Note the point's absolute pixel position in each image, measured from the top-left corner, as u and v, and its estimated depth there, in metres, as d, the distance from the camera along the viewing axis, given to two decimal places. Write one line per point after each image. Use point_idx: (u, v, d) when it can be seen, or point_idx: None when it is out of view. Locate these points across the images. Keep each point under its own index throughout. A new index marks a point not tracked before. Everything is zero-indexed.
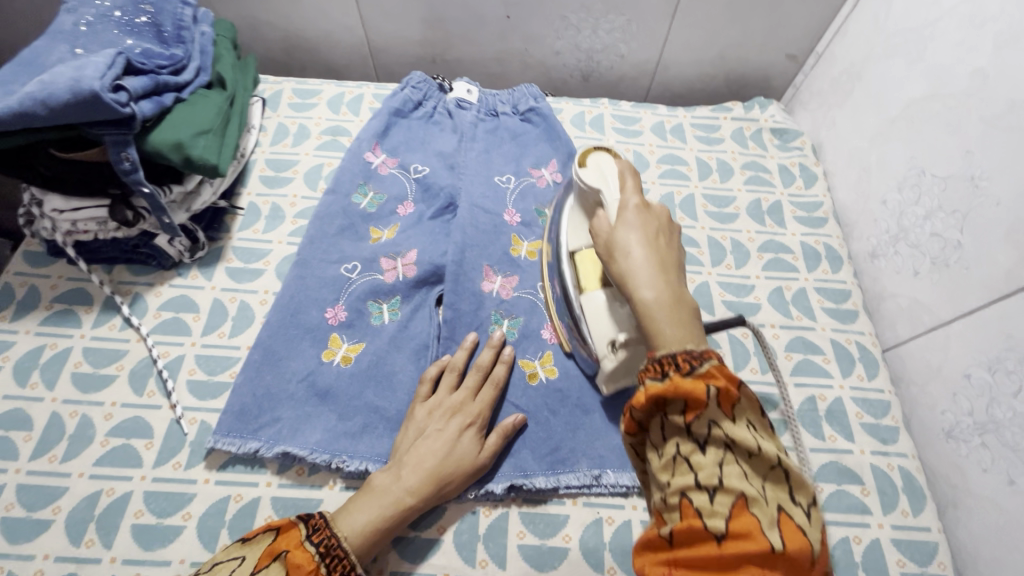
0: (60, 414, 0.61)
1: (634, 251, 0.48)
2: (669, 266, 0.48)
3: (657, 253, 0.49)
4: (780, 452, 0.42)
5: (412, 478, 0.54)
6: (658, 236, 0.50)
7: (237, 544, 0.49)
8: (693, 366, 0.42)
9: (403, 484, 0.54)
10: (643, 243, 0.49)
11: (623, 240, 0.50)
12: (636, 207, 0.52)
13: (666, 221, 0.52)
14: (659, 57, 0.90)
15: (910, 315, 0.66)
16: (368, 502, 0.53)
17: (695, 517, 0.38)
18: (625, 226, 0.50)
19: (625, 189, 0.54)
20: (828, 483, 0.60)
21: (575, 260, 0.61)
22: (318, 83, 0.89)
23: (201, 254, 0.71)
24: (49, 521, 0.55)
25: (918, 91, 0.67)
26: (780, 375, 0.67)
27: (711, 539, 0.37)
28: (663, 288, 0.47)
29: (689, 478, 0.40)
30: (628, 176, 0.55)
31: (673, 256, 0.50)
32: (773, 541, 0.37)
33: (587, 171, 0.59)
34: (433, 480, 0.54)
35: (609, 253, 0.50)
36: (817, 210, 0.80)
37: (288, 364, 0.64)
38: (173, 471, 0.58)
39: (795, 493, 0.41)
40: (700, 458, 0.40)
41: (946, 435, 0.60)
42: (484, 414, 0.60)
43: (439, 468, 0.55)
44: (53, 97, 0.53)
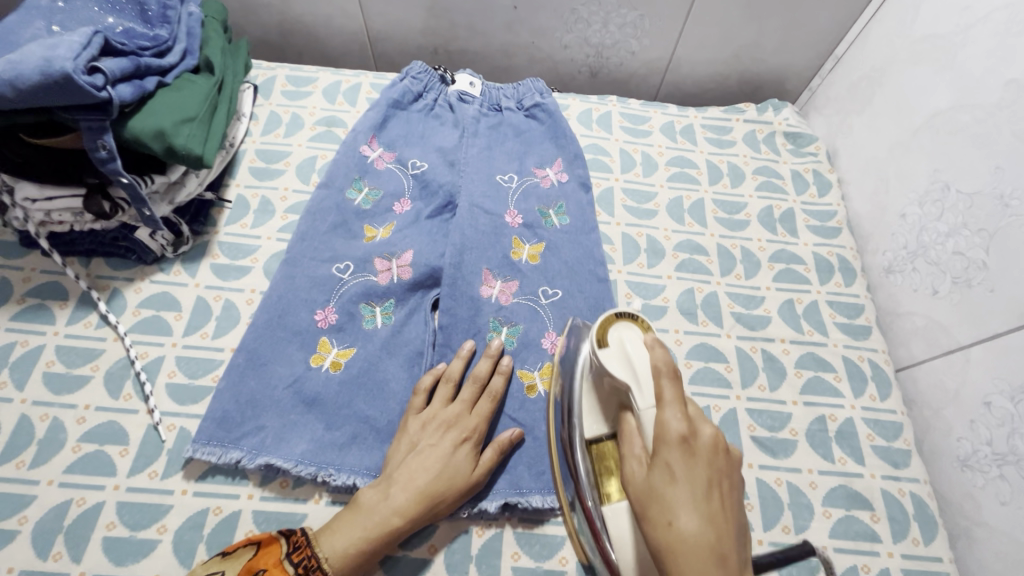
0: (29, 417, 0.57)
1: (682, 525, 0.37)
2: (729, 544, 0.37)
3: (711, 528, 0.37)
4: None
5: (401, 497, 0.51)
6: (711, 491, 0.38)
7: (217, 557, 0.48)
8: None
9: (392, 503, 0.51)
10: (692, 506, 0.37)
11: (668, 502, 0.38)
12: (681, 440, 0.39)
13: (722, 454, 0.40)
14: (671, 54, 0.86)
15: (926, 335, 0.64)
16: (353, 523, 0.50)
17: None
18: (665, 470, 0.39)
19: (665, 405, 0.41)
20: (837, 508, 0.58)
21: (593, 451, 0.52)
22: (313, 70, 0.85)
23: (184, 249, 0.67)
24: (15, 532, 0.52)
25: (945, 101, 0.64)
26: (789, 393, 0.64)
27: None
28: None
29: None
30: (665, 379, 0.42)
31: (729, 515, 0.38)
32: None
33: (611, 355, 0.49)
34: (423, 500, 0.51)
35: (647, 503, 0.39)
36: (831, 219, 0.77)
37: (274, 370, 0.61)
38: (149, 481, 0.55)
39: None
40: None
41: (961, 463, 0.58)
42: (480, 429, 0.57)
43: (430, 487, 0.52)
44: (21, 78, 0.49)
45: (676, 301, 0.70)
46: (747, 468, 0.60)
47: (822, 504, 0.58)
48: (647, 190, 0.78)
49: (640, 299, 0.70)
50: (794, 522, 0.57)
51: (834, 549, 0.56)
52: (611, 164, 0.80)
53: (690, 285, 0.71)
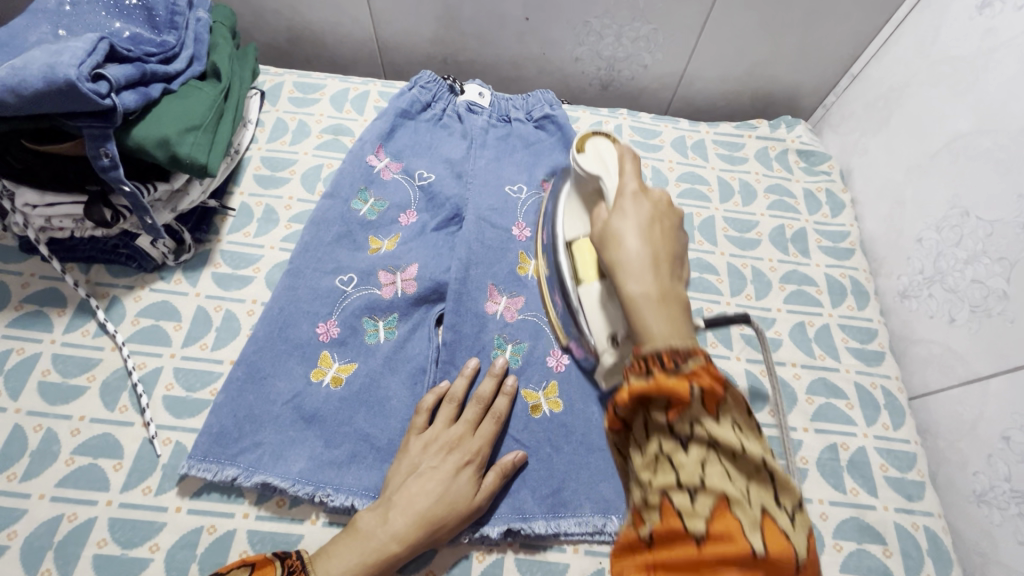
0: (22, 428, 0.56)
1: (628, 244, 0.47)
2: (663, 260, 0.46)
3: (651, 245, 0.47)
4: (770, 454, 0.38)
5: (401, 522, 0.50)
6: (652, 223, 0.48)
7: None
8: (679, 362, 0.39)
9: (392, 527, 0.50)
10: (637, 235, 0.47)
11: (619, 230, 0.48)
12: (633, 195, 0.51)
13: (665, 209, 0.50)
14: (684, 68, 0.85)
15: (942, 364, 0.62)
16: (350, 549, 0.48)
17: (675, 518, 0.35)
18: (620, 224, 0.49)
19: (625, 194, 0.51)
20: (848, 541, 0.56)
21: (573, 249, 0.59)
22: (321, 77, 0.84)
23: (186, 257, 0.66)
24: (4, 547, 0.51)
25: (965, 125, 0.63)
26: (800, 419, 0.63)
27: (690, 540, 0.34)
28: (652, 279, 0.44)
29: (670, 478, 0.37)
30: (628, 159, 0.54)
31: (668, 245, 0.48)
32: (757, 547, 0.33)
33: (585, 156, 0.57)
34: (424, 525, 0.50)
35: (605, 243, 0.49)
36: (844, 241, 0.75)
37: (273, 384, 0.59)
38: (143, 497, 0.54)
39: (783, 497, 0.37)
40: (682, 457, 0.37)
41: (977, 498, 0.56)
42: (483, 451, 0.55)
43: (431, 511, 0.51)
44: (24, 84, 0.48)
45: None
46: None
47: (833, 536, 0.56)
48: None
49: None
50: None
51: None
52: None
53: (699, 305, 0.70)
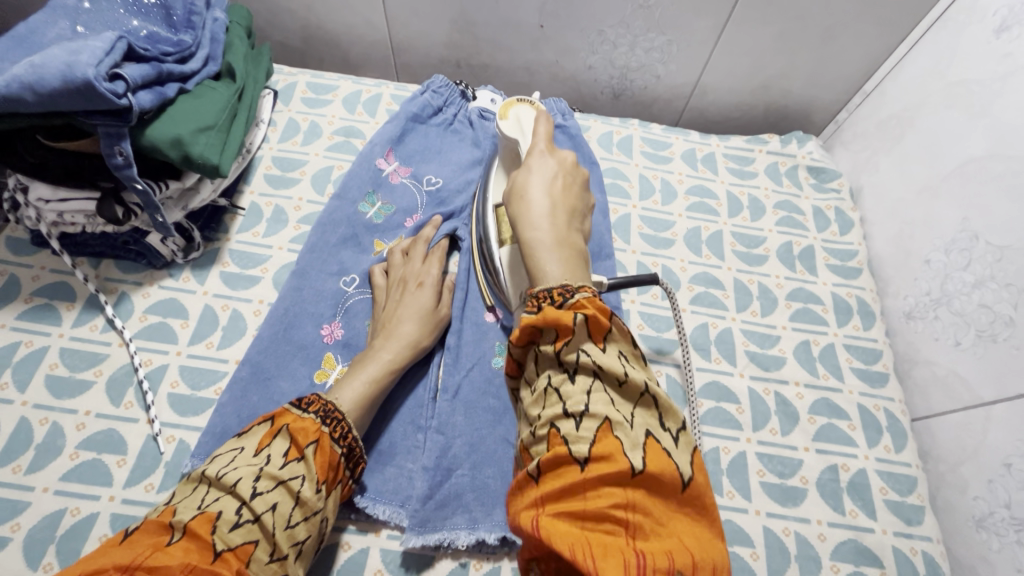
0: (28, 421, 0.56)
1: (533, 181, 0.48)
2: (562, 210, 0.46)
3: (554, 198, 0.46)
4: (652, 382, 0.37)
5: (388, 342, 0.59)
6: (557, 179, 0.48)
7: (233, 439, 0.47)
8: (565, 298, 0.39)
9: (381, 347, 0.59)
10: (544, 183, 0.48)
11: (525, 182, 0.48)
12: (540, 153, 0.51)
13: (572, 167, 0.50)
14: (697, 80, 0.84)
15: (945, 387, 0.62)
16: (356, 372, 0.56)
17: (561, 444, 0.34)
18: (532, 161, 0.50)
19: (537, 140, 0.53)
20: (845, 563, 0.56)
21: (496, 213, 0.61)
22: (334, 78, 0.84)
23: (195, 255, 0.67)
24: (6, 539, 0.51)
25: (978, 149, 0.62)
26: (801, 438, 0.63)
27: (573, 464, 0.33)
28: (547, 226, 0.44)
29: (558, 408, 0.36)
30: (541, 123, 0.54)
31: (574, 199, 0.48)
32: (635, 462, 0.32)
33: (507, 123, 0.58)
34: (406, 340, 0.60)
35: (510, 200, 0.48)
36: (852, 259, 0.75)
37: (278, 385, 0.60)
38: (145, 494, 0.54)
39: (666, 419, 0.36)
40: (569, 387, 0.36)
41: (976, 523, 0.56)
42: (433, 274, 0.65)
43: (408, 329, 0.60)
44: (42, 82, 0.48)
45: (689, 335, 0.68)
46: (754, 514, 0.58)
47: (830, 558, 0.56)
48: (665, 219, 0.77)
49: (652, 331, 0.68)
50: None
51: None
52: (630, 190, 0.79)
53: (704, 319, 0.70)
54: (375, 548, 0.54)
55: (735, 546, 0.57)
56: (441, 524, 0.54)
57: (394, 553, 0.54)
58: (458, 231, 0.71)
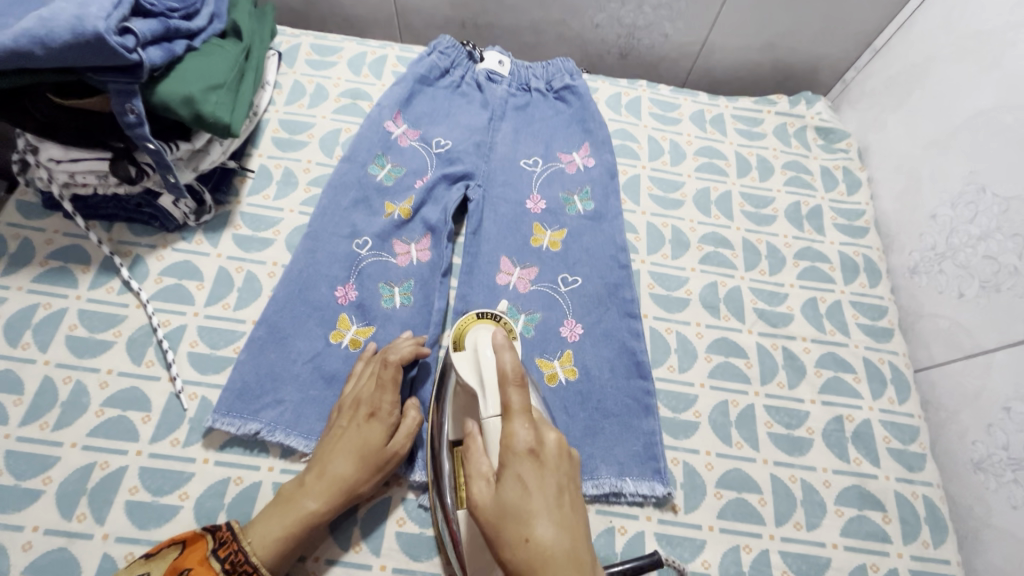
0: (52, 379, 0.57)
1: (539, 534, 0.36)
2: (577, 549, 0.36)
3: (567, 533, 0.36)
4: None
5: (317, 485, 0.51)
6: (561, 495, 0.38)
7: (139, 559, 0.47)
8: None
9: (308, 491, 0.51)
10: (549, 514, 0.37)
11: (527, 509, 0.37)
12: (528, 454, 0.39)
13: (565, 456, 0.40)
14: (705, 39, 0.83)
15: (948, 339, 0.64)
16: (276, 514, 0.50)
17: None
18: (513, 481, 0.38)
19: (512, 415, 0.41)
20: (849, 507, 0.59)
21: (455, 455, 0.51)
22: (338, 40, 0.83)
23: (207, 218, 0.67)
24: (39, 492, 0.53)
25: (986, 101, 0.63)
26: (808, 391, 0.64)
27: None
28: (564, 549, 0.35)
29: None
30: (510, 386, 0.43)
31: (579, 519, 0.38)
32: None
33: (463, 358, 0.50)
34: (338, 484, 0.51)
35: (504, 520, 0.37)
36: (859, 219, 0.76)
37: (295, 344, 0.61)
38: (171, 448, 0.56)
39: None
40: None
41: (974, 466, 0.59)
42: (388, 401, 0.55)
43: (343, 470, 0.51)
44: (51, 35, 0.48)
45: (699, 293, 0.69)
46: (761, 463, 0.60)
47: (835, 503, 0.59)
48: (674, 179, 0.77)
49: (662, 290, 0.69)
50: (806, 519, 0.58)
51: (845, 547, 0.57)
52: (639, 150, 0.79)
53: (713, 278, 0.70)
54: (397, 498, 0.56)
55: (743, 492, 0.59)
56: None
57: (416, 502, 0.56)
58: (471, 191, 0.71)
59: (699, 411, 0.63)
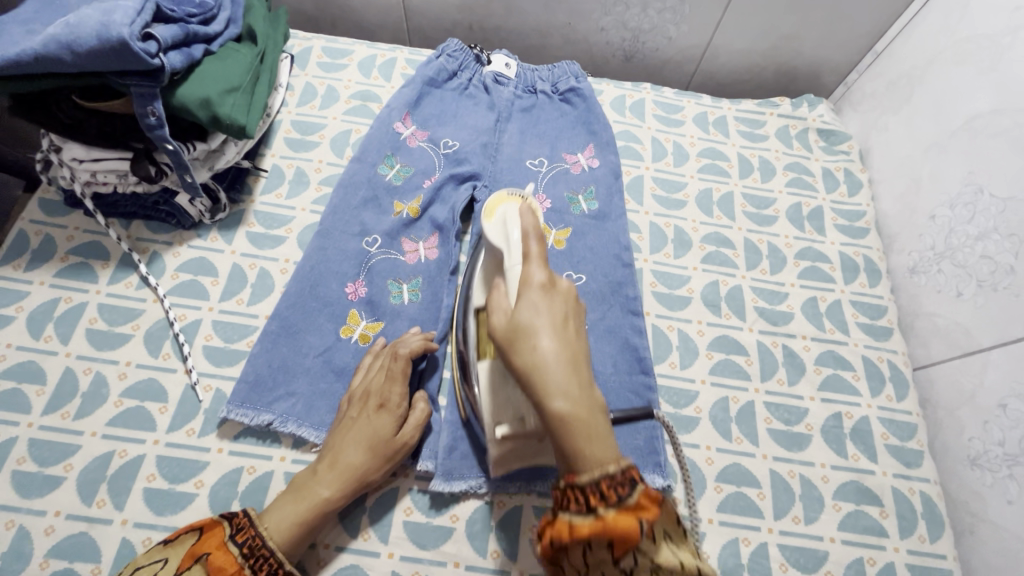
0: (73, 370, 0.59)
1: (542, 345, 0.39)
2: (576, 364, 0.40)
3: (567, 350, 0.40)
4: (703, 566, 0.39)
5: (328, 474, 0.53)
6: (566, 322, 0.41)
7: (160, 545, 0.49)
8: (621, 494, 0.36)
9: (320, 480, 0.52)
10: (552, 330, 0.40)
11: (532, 325, 0.40)
12: (540, 286, 0.43)
13: (574, 300, 0.44)
14: (708, 42, 0.85)
15: (946, 337, 0.65)
16: (289, 501, 0.52)
17: None
18: (526, 305, 0.42)
19: (530, 260, 0.45)
20: (847, 502, 0.60)
21: (478, 320, 0.57)
22: (349, 43, 0.85)
23: (221, 216, 0.69)
24: (61, 479, 0.55)
25: (985, 105, 0.64)
26: (807, 388, 0.65)
27: None
28: (576, 392, 0.38)
29: None
30: (531, 240, 0.47)
31: (583, 345, 0.42)
32: None
33: (493, 225, 0.53)
34: (349, 474, 0.53)
35: (512, 338, 0.41)
36: (859, 219, 0.77)
37: (306, 339, 0.62)
38: (187, 438, 0.57)
39: None
40: None
41: (970, 462, 0.60)
42: (397, 394, 0.57)
43: (354, 460, 0.53)
44: (78, 41, 0.50)
45: (701, 292, 0.71)
46: (761, 458, 0.62)
47: (833, 497, 0.60)
48: (677, 180, 0.79)
49: (664, 288, 0.71)
50: (804, 513, 0.59)
51: (842, 541, 0.58)
52: (643, 152, 0.80)
53: (715, 277, 0.72)
54: (405, 488, 0.57)
55: (743, 486, 0.60)
56: (467, 471, 0.57)
57: (423, 494, 0.57)
58: (478, 191, 0.72)
59: (700, 407, 0.64)
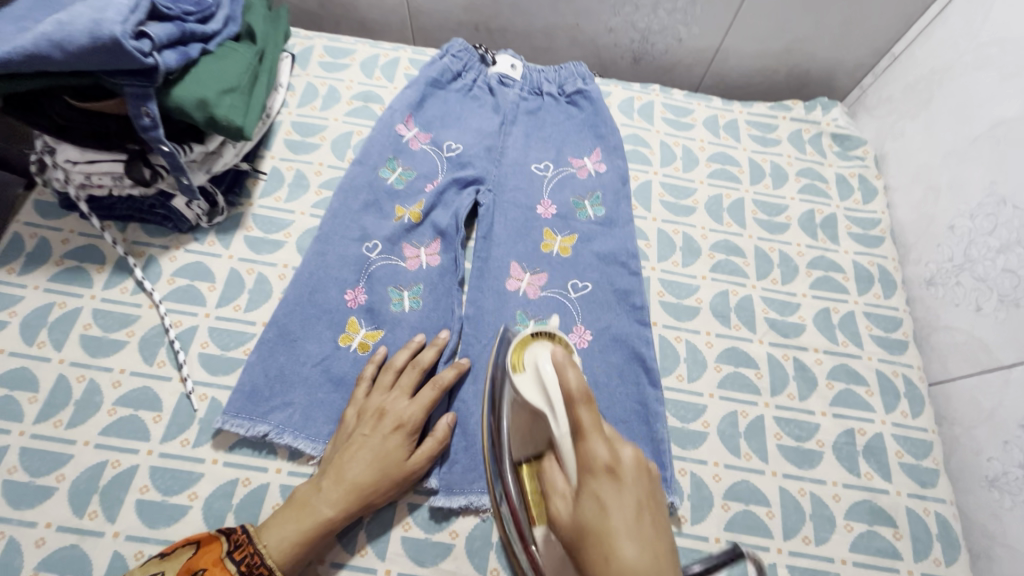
0: (67, 378, 0.58)
1: (625, 555, 0.32)
2: (665, 561, 0.33)
3: (654, 553, 0.33)
4: None
5: (333, 492, 0.51)
6: (644, 514, 0.34)
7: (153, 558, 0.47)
8: None
9: (324, 497, 0.51)
10: (631, 532, 0.33)
11: (607, 553, 0.33)
12: (609, 474, 0.35)
13: (646, 472, 0.36)
14: (720, 43, 0.82)
15: (964, 352, 0.63)
16: (291, 517, 0.50)
17: None
18: (595, 502, 0.34)
19: (586, 434, 0.36)
20: (859, 522, 0.58)
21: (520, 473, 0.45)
22: (351, 42, 0.83)
23: (219, 220, 0.68)
24: (53, 489, 0.53)
25: (1008, 110, 0.61)
26: (818, 403, 0.63)
27: None
28: None
29: None
30: (581, 406, 0.37)
31: (665, 536, 0.34)
32: None
33: (525, 379, 0.44)
34: (355, 492, 0.51)
35: (586, 555, 0.34)
36: (874, 228, 0.74)
37: (303, 347, 0.61)
38: (181, 448, 0.56)
39: None
40: None
41: (989, 483, 0.58)
42: (417, 418, 0.56)
43: (362, 477, 0.52)
44: (68, 39, 0.48)
45: (709, 302, 0.69)
46: (770, 475, 0.60)
47: (845, 517, 0.58)
48: (686, 186, 0.77)
49: (672, 298, 0.69)
50: (815, 533, 0.57)
51: (853, 563, 0.56)
52: (651, 156, 0.78)
53: (724, 287, 0.70)
54: (403, 502, 0.56)
55: (752, 504, 0.58)
56: (469, 487, 0.56)
57: (423, 509, 0.56)
58: (481, 196, 0.71)
59: (708, 422, 0.62)
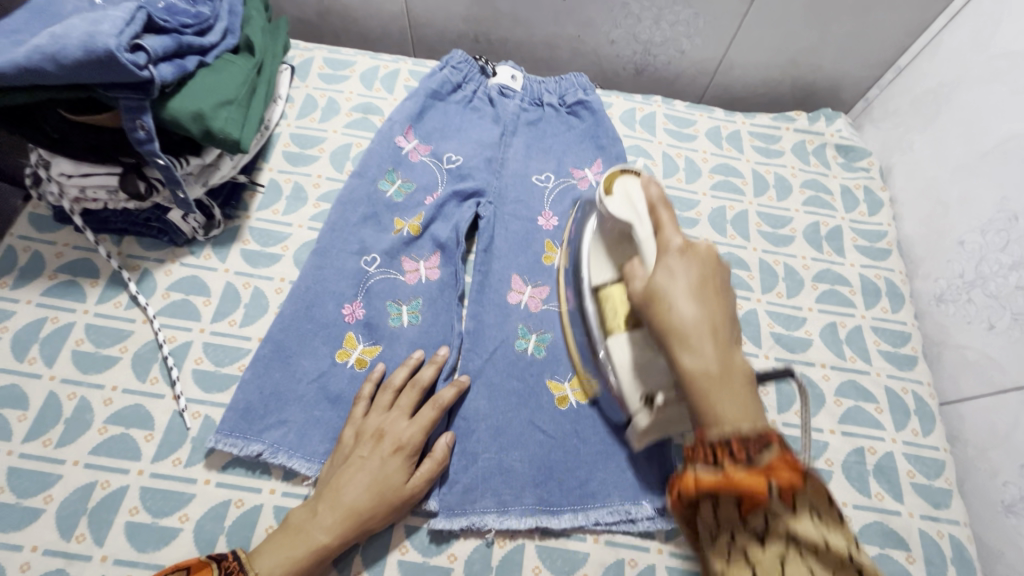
0: (57, 395, 0.57)
1: (682, 310, 0.39)
2: (718, 324, 0.39)
3: (707, 311, 0.39)
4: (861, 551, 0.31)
5: (329, 517, 0.50)
6: (706, 286, 0.40)
7: None
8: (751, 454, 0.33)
9: (319, 523, 0.49)
10: (689, 294, 0.40)
11: (667, 291, 0.40)
12: (678, 250, 0.43)
13: (715, 261, 0.42)
14: (723, 55, 0.82)
15: (977, 371, 0.61)
16: (285, 544, 0.49)
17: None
18: (661, 279, 0.41)
19: (664, 228, 0.45)
20: (871, 545, 0.56)
21: (600, 298, 0.54)
22: (351, 53, 0.82)
23: (216, 233, 0.66)
24: (40, 511, 0.52)
25: (1020, 125, 0.61)
26: (827, 420, 0.62)
27: None
28: (711, 351, 0.38)
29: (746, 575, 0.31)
30: (660, 209, 0.47)
31: (733, 331, 0.40)
32: None
33: (614, 200, 0.51)
34: (351, 518, 0.50)
35: (648, 305, 0.42)
36: (880, 240, 0.73)
37: (299, 363, 0.60)
38: (173, 468, 0.55)
39: None
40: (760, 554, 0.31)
41: (1005, 508, 0.56)
42: (417, 440, 0.54)
43: (358, 503, 0.50)
44: (62, 52, 0.47)
45: None
46: None
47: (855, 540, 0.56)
48: (689, 198, 0.75)
49: None
50: None
51: None
52: (653, 168, 0.77)
53: None
54: (400, 524, 0.54)
55: None
56: (469, 508, 0.54)
57: (421, 532, 0.54)
58: (481, 209, 0.70)
59: None
